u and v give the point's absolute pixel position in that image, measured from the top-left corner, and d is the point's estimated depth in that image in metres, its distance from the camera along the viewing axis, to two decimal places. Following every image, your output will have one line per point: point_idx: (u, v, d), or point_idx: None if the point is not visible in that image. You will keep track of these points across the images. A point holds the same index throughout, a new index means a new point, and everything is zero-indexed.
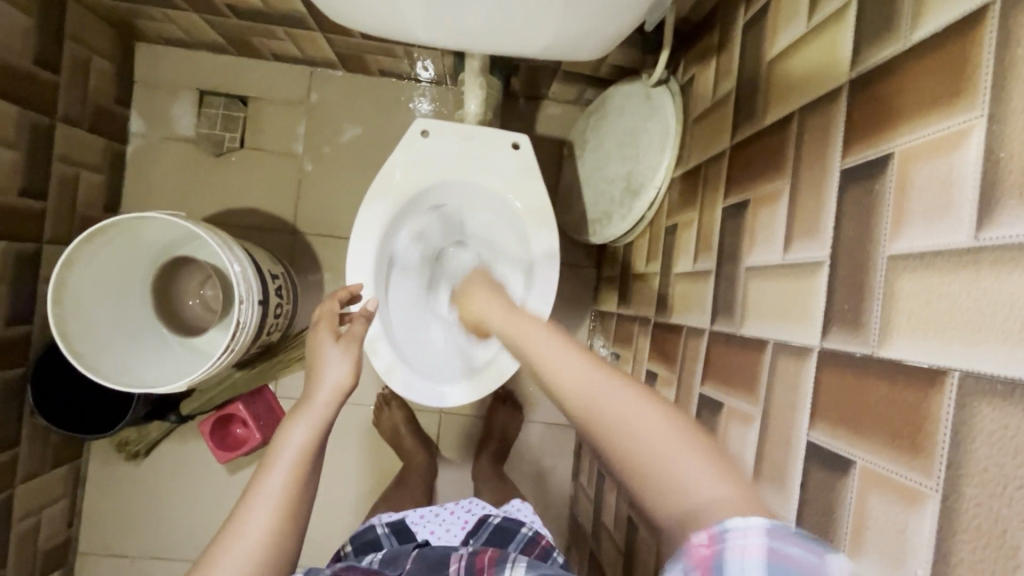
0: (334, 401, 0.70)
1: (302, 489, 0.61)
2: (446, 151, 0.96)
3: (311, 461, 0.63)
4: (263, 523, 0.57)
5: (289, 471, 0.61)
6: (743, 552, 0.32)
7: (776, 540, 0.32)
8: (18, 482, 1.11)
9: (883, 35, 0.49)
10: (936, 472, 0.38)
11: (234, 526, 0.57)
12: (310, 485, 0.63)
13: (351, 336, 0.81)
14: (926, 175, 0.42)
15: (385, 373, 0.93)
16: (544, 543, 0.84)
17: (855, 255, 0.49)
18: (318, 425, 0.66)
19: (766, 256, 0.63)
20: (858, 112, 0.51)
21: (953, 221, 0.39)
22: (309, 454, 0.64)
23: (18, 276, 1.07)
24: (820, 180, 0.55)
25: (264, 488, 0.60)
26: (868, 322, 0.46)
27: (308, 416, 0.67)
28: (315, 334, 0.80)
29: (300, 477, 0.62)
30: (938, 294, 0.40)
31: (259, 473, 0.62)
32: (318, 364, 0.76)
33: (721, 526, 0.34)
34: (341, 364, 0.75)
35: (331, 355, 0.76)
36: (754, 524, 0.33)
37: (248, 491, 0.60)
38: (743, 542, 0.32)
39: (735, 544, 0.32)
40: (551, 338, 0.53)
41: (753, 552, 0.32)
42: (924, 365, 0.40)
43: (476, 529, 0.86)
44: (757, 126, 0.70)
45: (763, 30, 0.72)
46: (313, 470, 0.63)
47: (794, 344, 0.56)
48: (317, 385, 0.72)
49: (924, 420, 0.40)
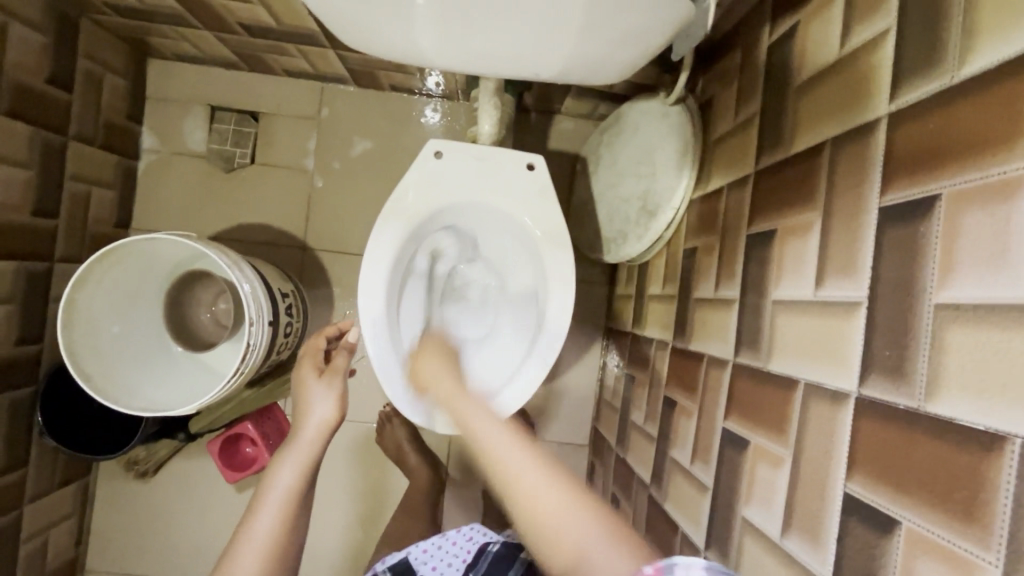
0: (320, 438, 0.73)
1: (291, 528, 0.65)
2: (461, 171, 0.94)
3: (299, 498, 0.67)
4: (253, 569, 0.61)
5: (278, 512, 0.65)
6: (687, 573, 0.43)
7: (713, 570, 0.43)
8: (27, 502, 1.10)
9: (925, 69, 0.46)
10: (994, 546, 0.35)
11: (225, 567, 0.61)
12: (298, 523, 0.66)
13: (335, 369, 0.83)
14: (977, 223, 0.40)
15: (383, 382, 0.91)
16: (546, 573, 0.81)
17: (897, 298, 0.46)
18: (306, 462, 0.70)
19: (796, 290, 0.61)
20: (898, 146, 0.48)
21: (1011, 274, 0.37)
22: (297, 491, 0.67)
23: (29, 295, 1.06)
24: (855, 215, 0.52)
25: (253, 532, 0.63)
26: (912, 372, 0.43)
27: (297, 452, 0.70)
28: (299, 371, 0.83)
29: (286, 516, 0.65)
30: (995, 352, 0.37)
31: (249, 512, 0.65)
32: (303, 401, 0.79)
33: (670, 562, 0.45)
34: (326, 400, 0.78)
35: (316, 392, 0.79)
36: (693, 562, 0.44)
37: (239, 531, 0.64)
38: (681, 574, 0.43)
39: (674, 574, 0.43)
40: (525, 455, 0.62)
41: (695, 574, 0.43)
42: (981, 428, 0.37)
43: (475, 561, 0.84)
44: (784, 153, 0.67)
45: (791, 53, 0.69)
46: (301, 507, 0.67)
47: (828, 387, 0.53)
48: (304, 420, 0.76)
49: (980, 487, 0.37)
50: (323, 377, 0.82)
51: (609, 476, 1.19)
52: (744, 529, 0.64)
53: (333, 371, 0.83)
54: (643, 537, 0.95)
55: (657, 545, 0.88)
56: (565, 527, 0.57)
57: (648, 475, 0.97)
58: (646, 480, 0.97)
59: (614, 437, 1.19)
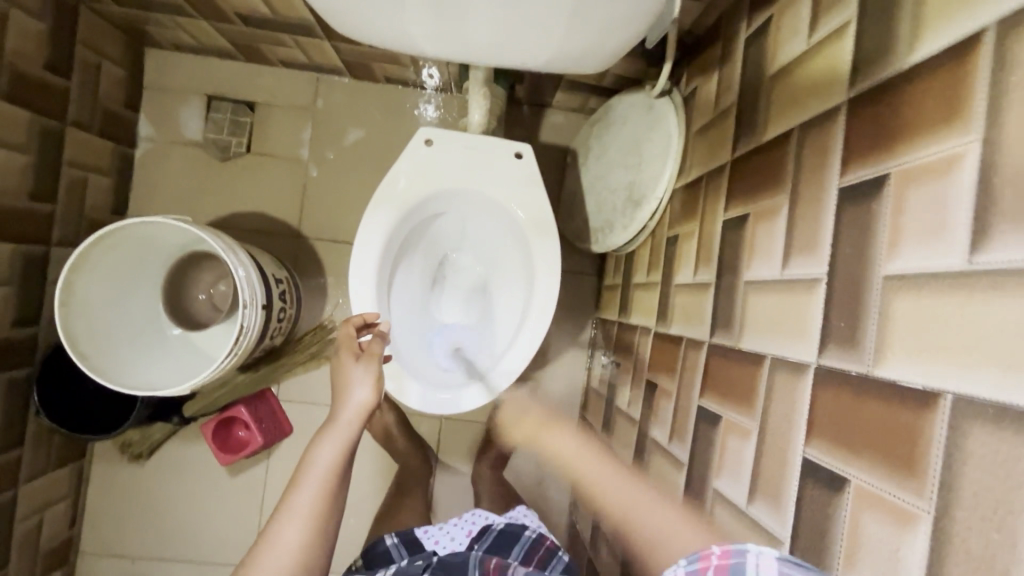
0: (358, 421, 0.74)
1: (330, 504, 0.66)
2: (448, 159, 0.97)
3: (337, 478, 0.68)
4: (297, 538, 0.62)
5: (319, 487, 0.66)
6: (759, 566, 0.37)
7: (786, 565, 0.37)
8: (22, 481, 1.12)
9: (881, 55, 0.49)
10: (928, 493, 0.38)
11: (267, 539, 0.62)
12: (337, 499, 0.67)
13: (372, 354, 0.84)
14: (921, 198, 0.42)
15: (397, 392, 0.93)
16: (547, 544, 0.87)
17: (853, 272, 0.49)
18: (343, 445, 0.70)
19: (765, 271, 0.63)
20: (856, 129, 0.51)
21: (947, 243, 0.39)
22: (336, 471, 0.68)
23: (26, 277, 1.08)
24: (818, 197, 0.55)
25: (295, 503, 0.65)
26: (863, 341, 0.46)
27: (337, 434, 0.72)
28: (338, 357, 0.83)
29: (327, 492, 0.66)
30: (932, 316, 0.40)
31: (292, 489, 0.66)
32: (342, 384, 0.79)
33: (741, 546, 0.39)
34: (364, 386, 0.79)
35: (355, 375, 0.80)
36: (768, 549, 0.38)
37: (280, 506, 0.65)
38: (757, 560, 0.38)
39: (750, 559, 0.38)
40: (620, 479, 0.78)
41: (767, 567, 0.37)
42: (919, 387, 0.40)
43: (480, 535, 0.87)
44: (758, 140, 0.70)
45: (765, 44, 0.72)
46: (340, 484, 0.68)
47: (792, 359, 0.56)
48: (344, 403, 0.77)
49: (917, 442, 0.40)
50: (361, 361, 0.82)
51: None
52: (715, 501, 0.67)
53: (370, 355, 0.83)
54: None
55: None
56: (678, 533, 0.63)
57: (631, 456, 1.00)
58: (628, 461, 1.00)
59: (600, 423, 1.22)
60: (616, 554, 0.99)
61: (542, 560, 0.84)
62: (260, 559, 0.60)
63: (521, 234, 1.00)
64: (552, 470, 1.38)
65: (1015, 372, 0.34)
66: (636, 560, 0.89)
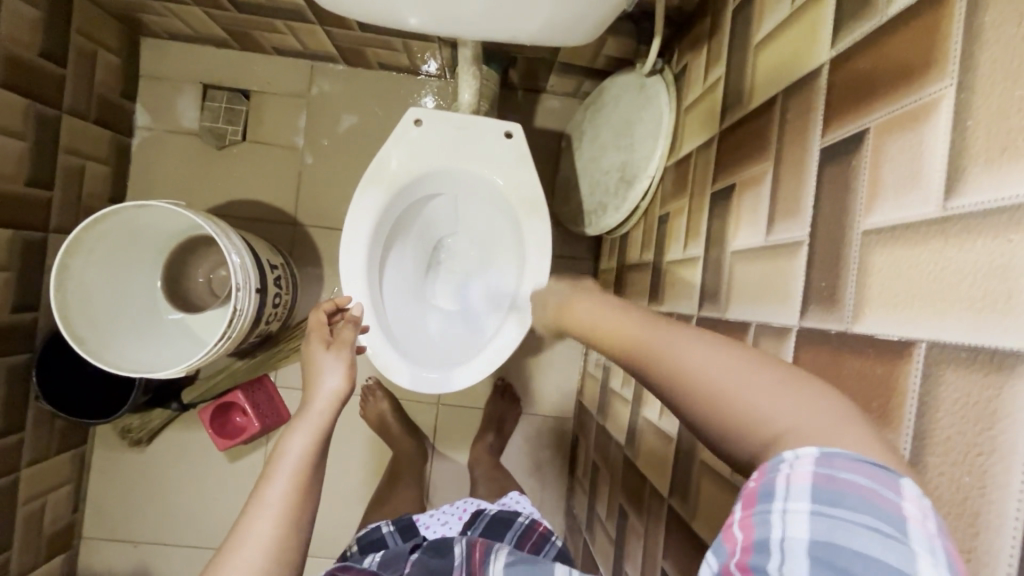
0: (330, 408, 0.72)
1: (304, 496, 0.63)
2: (439, 140, 0.97)
3: (311, 468, 0.65)
4: (270, 530, 0.58)
5: (293, 477, 0.63)
6: (790, 480, 0.30)
7: (830, 467, 0.30)
8: (23, 465, 1.13)
9: (861, 12, 0.49)
10: (902, 444, 0.38)
11: (239, 532, 0.58)
12: (312, 491, 0.64)
13: (342, 342, 0.83)
14: (897, 149, 0.42)
15: (387, 372, 0.93)
16: (541, 529, 0.85)
17: (832, 232, 0.48)
18: (318, 432, 0.68)
19: (750, 238, 0.63)
20: (837, 88, 0.50)
21: (922, 192, 0.39)
22: (310, 460, 0.65)
23: (25, 263, 1.09)
24: (801, 161, 0.55)
25: (268, 494, 0.61)
26: (842, 298, 0.46)
27: (309, 423, 0.69)
28: (306, 344, 0.82)
29: (301, 482, 0.63)
30: (907, 266, 0.40)
31: (263, 481, 0.63)
32: (313, 372, 0.78)
33: (777, 458, 0.32)
34: (335, 371, 0.78)
35: (326, 363, 0.78)
36: (802, 452, 0.31)
37: (251, 500, 0.61)
38: (787, 471, 0.31)
39: (780, 473, 0.31)
40: (732, 353, 0.38)
41: (800, 479, 0.30)
42: (894, 338, 0.40)
43: (472, 520, 0.87)
44: (744, 110, 0.70)
45: (751, 13, 0.71)
46: (314, 475, 0.65)
47: (775, 325, 0.55)
48: (315, 392, 0.74)
49: (892, 392, 0.40)
50: (331, 350, 0.81)
51: (591, 445, 1.22)
52: (702, 473, 0.67)
53: (341, 344, 0.83)
54: (619, 498, 0.98)
55: (630, 501, 0.91)
56: (776, 416, 0.34)
57: (624, 437, 0.99)
58: (622, 442, 1.00)
59: (595, 408, 1.21)
60: (611, 535, 0.99)
61: (536, 544, 0.83)
62: (231, 553, 0.56)
63: (514, 214, 0.99)
64: (549, 456, 1.37)
65: (987, 313, 0.33)
66: (629, 537, 0.88)
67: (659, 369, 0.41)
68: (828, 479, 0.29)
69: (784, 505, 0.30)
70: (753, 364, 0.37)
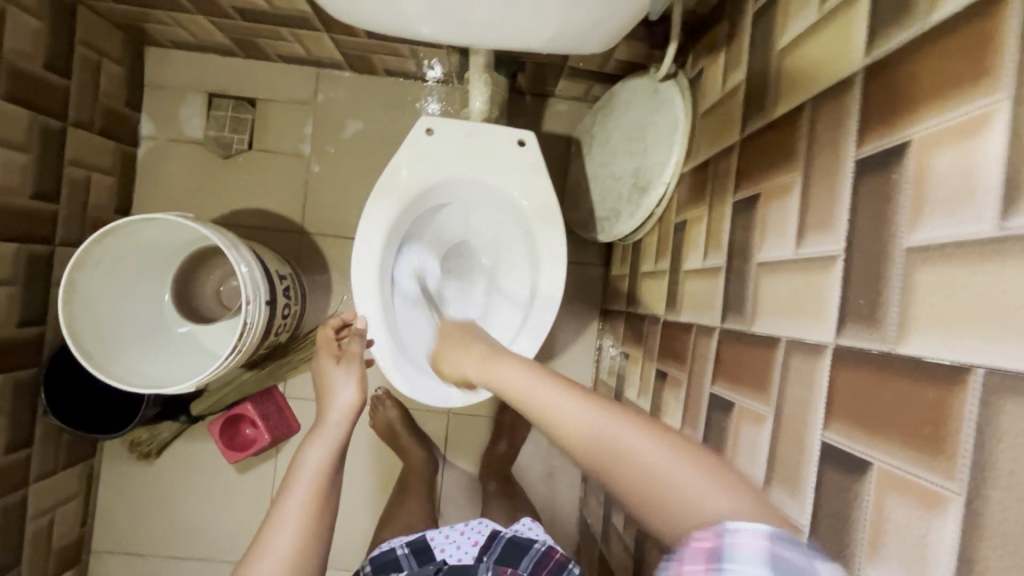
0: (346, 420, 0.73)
1: (322, 511, 0.61)
2: (450, 149, 0.95)
3: (328, 481, 0.64)
4: (289, 546, 0.57)
5: (310, 490, 0.62)
6: (744, 547, 0.37)
7: (776, 544, 0.37)
8: (31, 481, 1.12)
9: (900, 18, 0.47)
10: (959, 474, 0.37)
11: (259, 547, 0.57)
12: (329, 506, 0.63)
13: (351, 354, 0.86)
14: (945, 164, 0.40)
15: (387, 373, 0.91)
16: (557, 556, 0.83)
17: (871, 247, 0.46)
18: (334, 447, 0.68)
19: (778, 250, 0.61)
20: (873, 98, 0.49)
21: (975, 210, 0.37)
22: (327, 473, 0.65)
23: (31, 276, 1.08)
24: (834, 172, 0.53)
25: (285, 509, 0.60)
26: (885, 317, 0.44)
27: (325, 436, 0.69)
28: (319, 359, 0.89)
29: (317, 495, 0.62)
30: (960, 287, 0.38)
31: (280, 495, 0.62)
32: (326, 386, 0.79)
33: (725, 527, 0.39)
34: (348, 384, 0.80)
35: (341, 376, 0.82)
36: (754, 528, 0.38)
37: (270, 515, 0.60)
38: (740, 539, 0.38)
39: (735, 539, 0.38)
40: (667, 452, 0.50)
41: (753, 548, 0.37)
42: (946, 363, 0.38)
43: (489, 544, 0.85)
44: (768, 117, 0.68)
45: (774, 18, 0.69)
46: (330, 490, 0.64)
47: (807, 341, 0.53)
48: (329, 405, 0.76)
49: (945, 419, 0.38)
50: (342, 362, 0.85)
51: None
52: None
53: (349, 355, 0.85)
54: None
55: None
56: (710, 503, 0.46)
57: None
58: None
59: None
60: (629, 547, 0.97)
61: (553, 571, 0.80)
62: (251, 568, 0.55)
63: (526, 226, 0.98)
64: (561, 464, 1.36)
65: None
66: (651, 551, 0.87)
67: (603, 462, 0.51)
68: (773, 550, 0.37)
69: (744, 566, 0.36)
70: (693, 465, 0.49)
